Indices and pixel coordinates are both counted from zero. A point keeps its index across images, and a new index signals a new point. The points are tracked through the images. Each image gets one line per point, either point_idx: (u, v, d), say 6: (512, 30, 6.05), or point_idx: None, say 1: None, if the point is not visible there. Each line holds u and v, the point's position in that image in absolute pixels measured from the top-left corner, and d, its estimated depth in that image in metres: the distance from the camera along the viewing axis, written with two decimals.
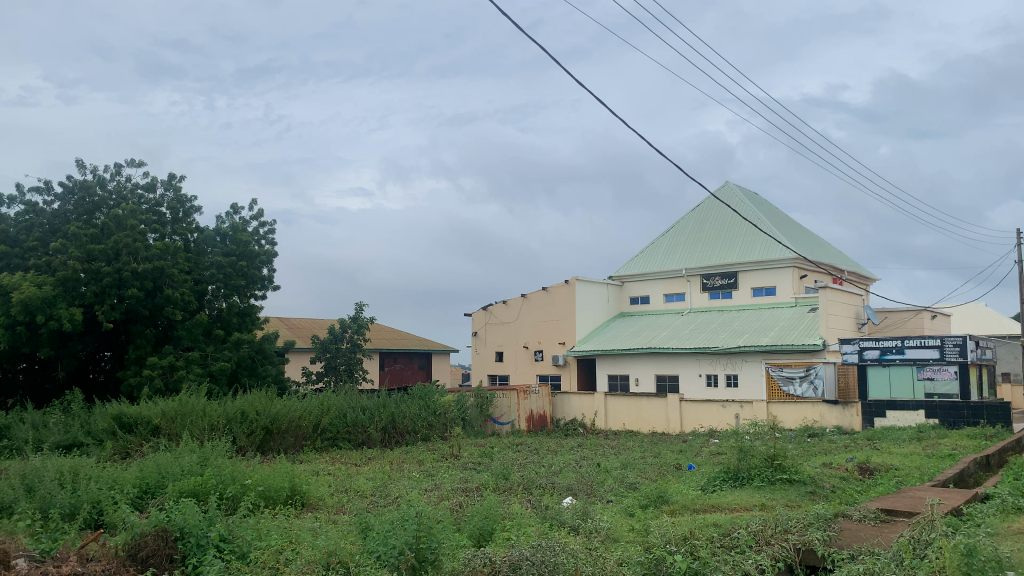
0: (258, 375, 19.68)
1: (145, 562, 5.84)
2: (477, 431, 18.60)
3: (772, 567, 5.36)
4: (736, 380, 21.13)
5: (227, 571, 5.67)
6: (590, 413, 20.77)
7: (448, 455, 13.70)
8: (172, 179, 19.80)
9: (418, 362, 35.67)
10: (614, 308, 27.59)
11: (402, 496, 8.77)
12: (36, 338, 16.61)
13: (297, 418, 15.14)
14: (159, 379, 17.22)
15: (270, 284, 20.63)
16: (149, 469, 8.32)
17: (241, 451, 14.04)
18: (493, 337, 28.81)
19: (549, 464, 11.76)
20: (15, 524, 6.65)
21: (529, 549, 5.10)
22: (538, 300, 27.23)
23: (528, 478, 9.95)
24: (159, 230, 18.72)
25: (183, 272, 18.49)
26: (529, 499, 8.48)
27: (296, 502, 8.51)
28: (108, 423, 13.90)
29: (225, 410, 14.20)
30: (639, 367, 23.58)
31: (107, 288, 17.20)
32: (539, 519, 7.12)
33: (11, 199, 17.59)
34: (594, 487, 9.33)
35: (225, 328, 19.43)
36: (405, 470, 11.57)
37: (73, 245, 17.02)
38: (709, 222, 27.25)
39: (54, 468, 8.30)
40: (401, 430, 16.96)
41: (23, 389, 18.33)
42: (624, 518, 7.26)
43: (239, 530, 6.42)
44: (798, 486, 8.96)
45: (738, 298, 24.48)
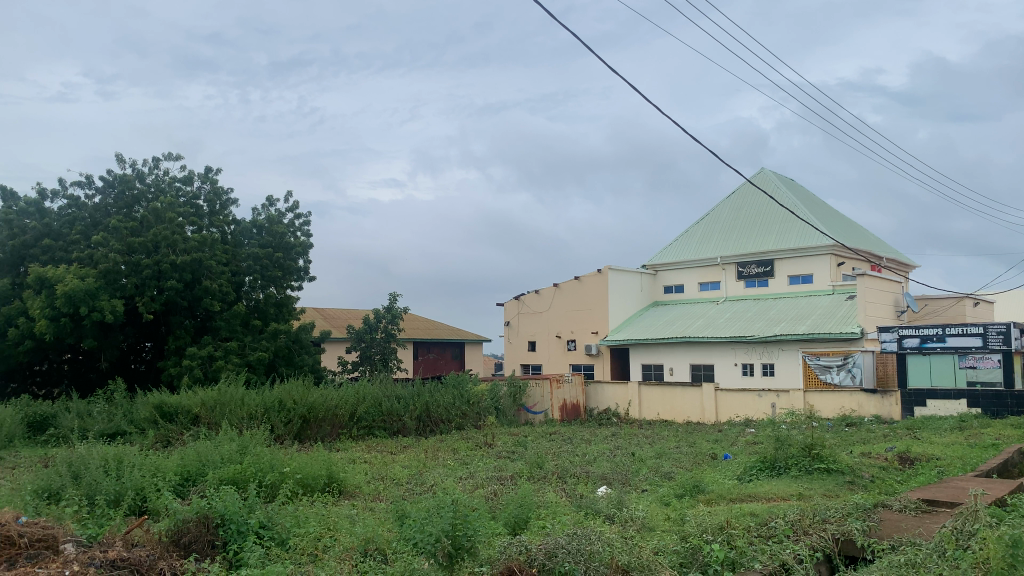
0: (295, 365, 19.92)
1: (188, 548, 5.94)
2: (511, 421, 18.64)
3: (811, 558, 5.31)
4: (773, 368, 20.90)
5: (267, 556, 5.78)
6: (623, 403, 20.72)
7: (483, 444, 13.74)
8: (209, 172, 20.10)
9: (451, 352, 35.87)
10: (648, 297, 27.43)
11: (437, 483, 8.84)
12: (79, 329, 17.02)
13: (333, 407, 15.32)
14: (199, 369, 17.52)
15: (306, 275, 20.87)
16: (190, 458, 8.49)
17: (279, 440, 14.23)
18: (526, 327, 28.86)
19: (583, 453, 11.76)
20: (62, 510, 6.82)
21: (564, 537, 5.13)
22: (570, 289, 27.17)
23: (562, 467, 9.96)
24: (196, 222, 19.02)
25: (221, 263, 18.78)
26: (564, 487, 8.51)
27: (334, 490, 8.63)
28: (150, 412, 14.25)
29: (264, 400, 14.45)
30: (673, 356, 23.44)
31: (147, 280, 17.56)
32: (574, 507, 7.14)
33: (54, 194, 18.02)
34: (629, 476, 9.31)
35: (262, 318, 19.69)
36: (440, 458, 11.66)
37: (114, 238, 17.39)
38: (744, 209, 26.91)
39: (99, 456, 8.48)
40: (436, 419, 17.06)
41: (68, 379, 18.80)
42: (660, 507, 7.23)
43: (279, 517, 6.52)
44: (836, 475, 8.89)
45: (775, 286, 24.17)
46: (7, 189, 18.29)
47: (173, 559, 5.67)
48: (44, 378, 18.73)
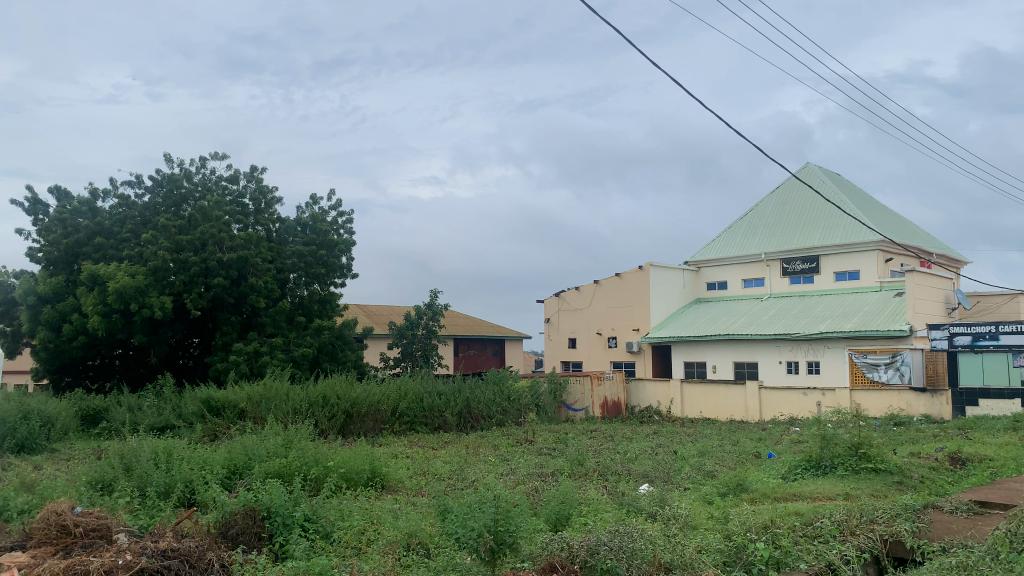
0: (338, 360, 20.12)
1: (235, 539, 6.06)
2: (552, 418, 18.62)
3: (858, 559, 5.22)
4: (818, 366, 20.58)
5: (312, 549, 5.89)
6: (665, 400, 20.58)
7: (523, 440, 13.75)
8: (255, 171, 20.42)
9: (491, 348, 35.96)
10: (690, 294, 27.18)
11: (479, 479, 8.87)
12: (130, 325, 17.44)
13: (375, 402, 15.48)
14: (245, 365, 17.85)
15: (349, 272, 21.03)
16: (236, 451, 8.66)
17: (323, 434, 14.45)
18: (566, 324, 28.82)
19: (625, 450, 11.70)
20: (115, 502, 7.01)
21: (606, 534, 5.12)
22: (611, 286, 27.05)
23: (604, 464, 9.91)
24: (242, 221, 19.34)
25: (266, 261, 19.11)
26: (606, 485, 8.46)
27: (377, 484, 8.72)
28: (197, 406, 14.58)
29: (308, 395, 14.70)
30: (716, 354, 23.20)
31: (195, 277, 17.97)
32: (616, 505, 7.10)
33: (105, 194, 18.49)
34: (671, 474, 9.25)
35: (307, 314, 19.95)
36: (482, 454, 11.69)
37: (162, 236, 17.79)
38: (789, 204, 26.49)
39: (149, 449, 8.69)
40: (477, 416, 17.12)
41: (120, 373, 19.31)
42: (703, 506, 7.16)
43: (324, 510, 6.62)
44: (884, 475, 8.74)
45: (821, 282, 23.75)
46: (62, 189, 18.82)
47: (222, 550, 5.78)
48: (96, 372, 19.26)
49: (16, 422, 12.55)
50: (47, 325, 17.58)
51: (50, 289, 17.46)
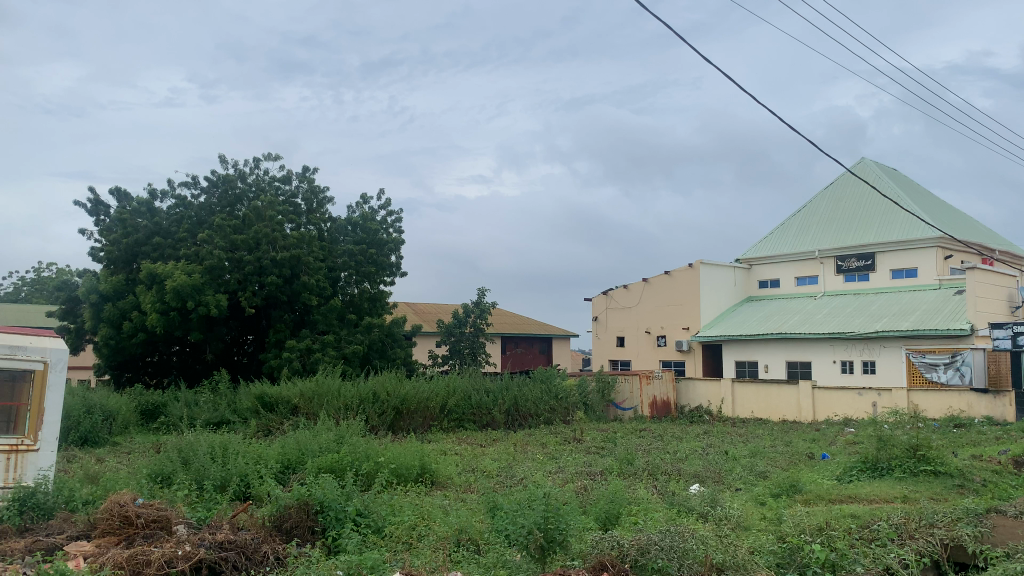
0: (388, 358, 20.31)
1: (289, 533, 6.20)
2: (600, 416, 18.52)
3: (917, 563, 5.12)
4: (874, 366, 20.10)
5: (364, 543, 5.97)
6: (716, 400, 20.33)
7: (572, 439, 13.70)
8: (307, 172, 20.75)
9: (539, 346, 35.97)
10: (742, 292, 26.79)
11: (527, 477, 8.87)
12: (186, 323, 17.88)
13: (425, 399, 15.62)
14: (298, 361, 18.17)
15: (399, 271, 21.21)
16: (290, 446, 8.82)
17: (373, 430, 14.64)
18: (614, 322, 28.69)
19: (675, 450, 11.57)
20: (174, 494, 7.21)
21: (658, 534, 5.07)
22: (660, 284, 26.85)
23: (653, 464, 9.84)
24: (294, 220, 19.69)
25: (318, 260, 19.43)
26: (656, 484, 8.39)
27: (427, 480, 8.80)
28: (252, 402, 14.94)
29: (359, 391, 14.91)
30: (768, 353, 22.83)
31: (249, 276, 18.37)
32: (666, 505, 7.06)
33: (163, 194, 19.00)
34: (723, 475, 9.13)
35: (357, 312, 20.20)
36: (529, 452, 11.66)
37: (218, 236, 18.23)
38: (844, 201, 25.91)
39: (206, 443, 8.89)
40: (524, 414, 17.13)
41: (177, 369, 19.80)
42: (755, 507, 7.05)
43: (375, 506, 6.70)
44: (944, 478, 8.52)
45: (876, 280, 23.20)
46: (122, 190, 19.37)
47: (277, 543, 5.91)
48: (155, 368, 19.78)
49: (80, 416, 13.00)
50: (108, 322, 18.13)
51: (111, 288, 18.01)
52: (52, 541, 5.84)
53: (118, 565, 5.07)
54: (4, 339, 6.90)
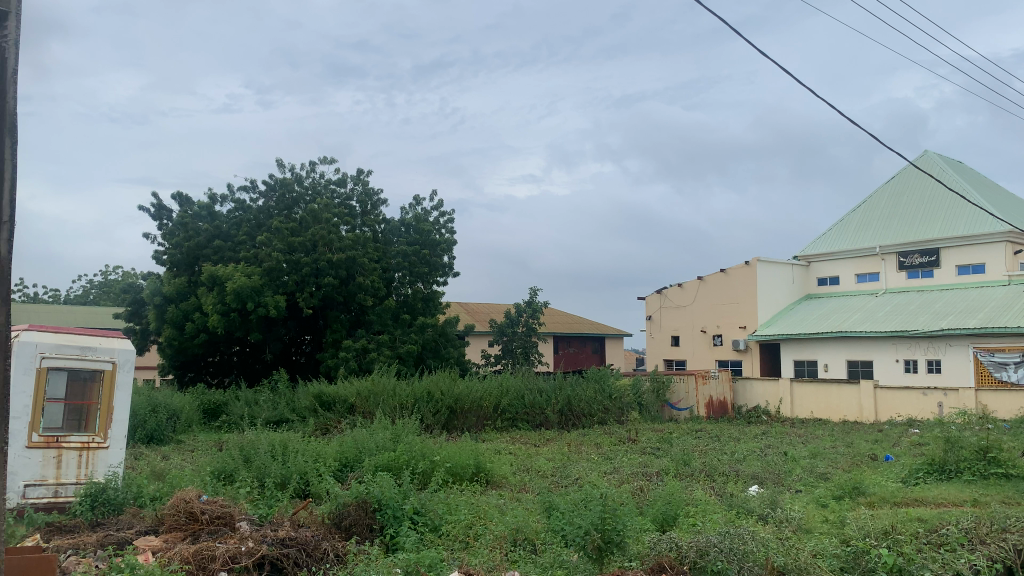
0: (442, 357, 20.44)
1: (348, 530, 6.29)
2: (655, 417, 18.33)
3: (989, 569, 4.96)
4: (939, 365, 19.48)
5: (421, 541, 6.03)
6: (774, 400, 19.96)
7: (626, 439, 13.64)
8: (361, 174, 21.04)
9: (592, 346, 35.85)
10: (800, 290, 26.26)
11: (583, 477, 8.83)
12: (247, 323, 18.31)
13: (479, 399, 15.71)
14: (354, 361, 18.43)
15: (451, 271, 21.33)
16: (348, 445, 8.95)
17: (428, 429, 14.78)
18: (668, 321, 28.45)
19: (733, 451, 11.44)
20: (237, 491, 7.39)
21: (717, 536, 4.97)
22: (716, 282, 26.50)
23: (711, 465, 9.71)
24: (349, 222, 19.98)
25: (373, 261, 19.66)
26: (713, 486, 8.28)
27: (481, 479, 8.84)
28: (310, 401, 15.26)
29: (413, 391, 15.06)
30: (828, 352, 22.33)
31: (306, 277, 18.70)
32: (725, 506, 6.95)
33: (223, 198, 19.48)
34: (782, 476, 8.97)
35: (411, 312, 20.35)
36: (584, 452, 11.60)
37: (276, 238, 18.62)
38: (906, 195, 25.19)
39: (267, 442, 9.07)
40: (578, 413, 17.06)
41: (238, 369, 20.27)
42: (818, 509, 6.92)
43: (431, 504, 6.75)
44: (1016, 481, 8.25)
45: (941, 276, 22.50)
46: (184, 195, 19.91)
47: (336, 540, 6.00)
48: (216, 368, 20.28)
49: (146, 414, 13.41)
50: (171, 323, 18.67)
51: (174, 290, 18.55)
52: (122, 536, 6.03)
53: (184, 559, 5.20)
54: (74, 341, 7.16)
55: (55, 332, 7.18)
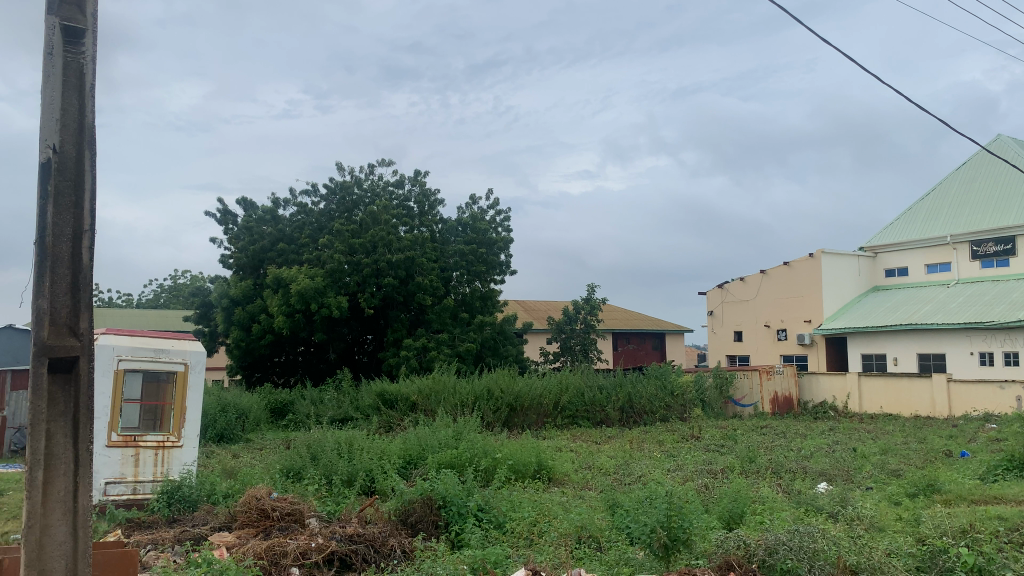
0: (500, 355, 20.50)
1: (414, 526, 6.39)
2: (719, 414, 18.09)
3: None
4: (1017, 358, 18.65)
5: (486, 538, 6.07)
6: (841, 396, 19.49)
7: (690, 436, 13.45)
8: (418, 176, 21.27)
9: (652, 342, 35.53)
10: (867, 282, 25.55)
11: (646, 475, 8.77)
12: (311, 324, 18.72)
13: (538, 396, 15.74)
14: (415, 360, 18.65)
15: (508, 269, 21.37)
16: (411, 442, 9.09)
17: (490, 426, 14.89)
18: (731, 316, 28.08)
19: (799, 447, 11.21)
20: (306, 488, 7.58)
21: (785, 533, 4.88)
22: (779, 275, 26.01)
23: (776, 461, 9.54)
24: (408, 223, 20.21)
25: (431, 260, 19.86)
26: (780, 483, 8.14)
27: (543, 476, 8.84)
28: (373, 399, 15.61)
29: (473, 388, 15.19)
30: (897, 345, 21.68)
31: (367, 277, 18.99)
32: (793, 504, 6.83)
33: (286, 202, 19.93)
34: (852, 473, 8.74)
35: (469, 311, 20.47)
36: (646, 449, 11.51)
37: (337, 240, 18.98)
38: (979, 181, 24.27)
39: (333, 440, 9.26)
40: (639, 411, 16.91)
41: (303, 369, 20.75)
42: (890, 507, 6.72)
43: (495, 501, 6.80)
44: None
45: (1017, 265, 21.59)
46: (248, 200, 20.41)
47: (403, 536, 6.09)
48: (282, 368, 20.76)
49: (216, 414, 13.81)
50: (239, 324, 19.19)
51: (241, 293, 19.08)
52: (198, 532, 6.23)
53: (257, 555, 5.34)
54: (148, 344, 7.41)
55: (130, 335, 7.44)
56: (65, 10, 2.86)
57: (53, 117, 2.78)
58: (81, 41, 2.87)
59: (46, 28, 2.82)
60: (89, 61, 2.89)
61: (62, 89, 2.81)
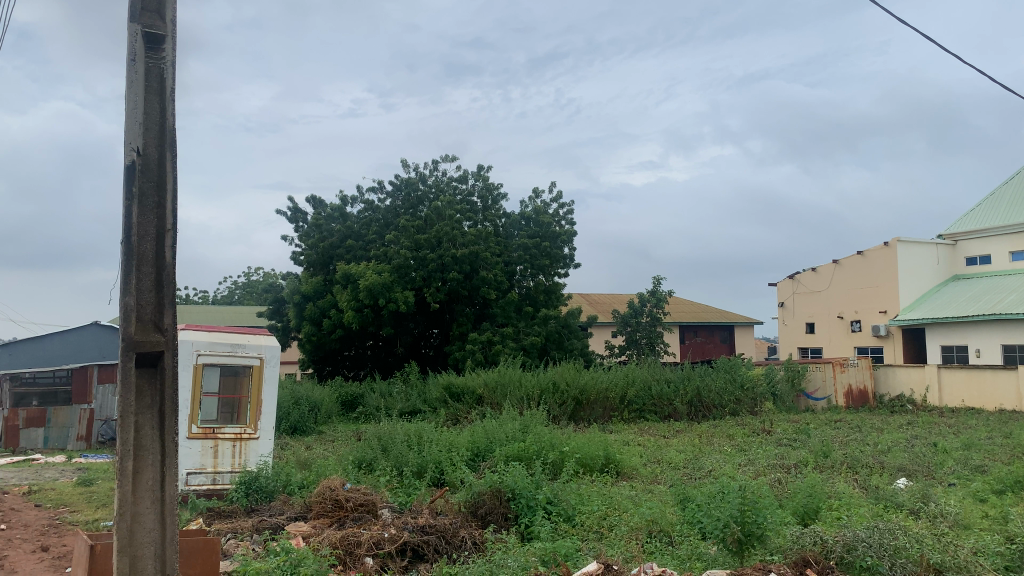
0: (566, 348, 20.45)
1: (484, 518, 6.45)
2: (790, 408, 17.67)
3: None
4: None
5: (556, 531, 6.08)
6: (920, 388, 18.82)
7: (761, 430, 13.18)
8: (481, 171, 21.35)
9: (720, 335, 34.99)
10: (947, 270, 24.58)
11: (716, 469, 8.63)
12: (379, 319, 19.09)
13: (605, 389, 15.69)
14: (480, 353, 18.83)
15: (571, 262, 21.29)
16: (479, 435, 9.17)
17: (556, 420, 14.93)
18: (802, 307, 27.44)
19: (875, 442, 10.89)
20: (378, 480, 7.73)
21: (865, 530, 4.74)
22: (853, 265, 25.28)
23: (852, 456, 9.31)
24: (472, 218, 20.36)
25: (495, 255, 19.94)
26: (856, 478, 7.93)
27: (612, 470, 8.81)
28: (440, 392, 15.84)
29: (539, 382, 15.29)
30: (980, 336, 20.76)
31: (433, 272, 19.19)
32: (871, 500, 6.64)
33: (354, 199, 20.27)
34: (932, 469, 8.43)
35: (533, 304, 20.51)
36: (716, 444, 11.33)
37: (403, 236, 19.24)
38: None
39: (403, 432, 9.42)
40: (708, 404, 16.62)
41: (372, 363, 21.12)
42: (975, 504, 6.47)
43: (564, 494, 6.78)
44: None
45: None
46: (317, 198, 20.86)
47: (474, 528, 6.15)
48: (352, 362, 21.19)
49: (289, 407, 14.23)
50: (310, 320, 19.67)
51: (311, 289, 19.54)
52: (275, 521, 6.41)
53: (333, 545, 5.48)
54: (225, 339, 7.67)
55: (209, 331, 7.72)
56: (145, 17, 2.97)
57: (136, 121, 2.89)
58: (161, 47, 2.98)
59: (128, 35, 2.93)
60: (169, 65, 2.99)
61: (145, 94, 2.92)
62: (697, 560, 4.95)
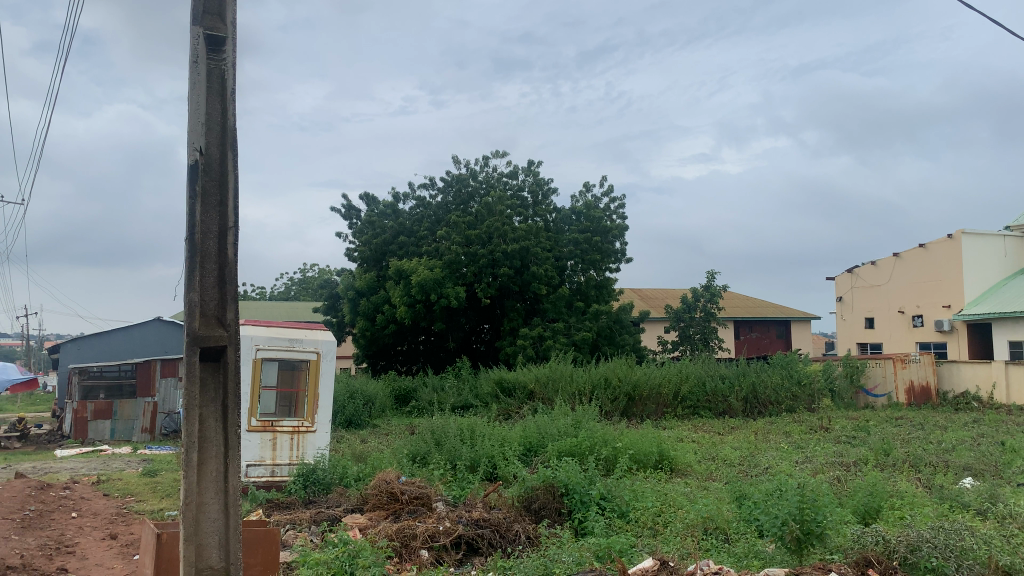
0: (617, 344, 20.34)
1: (537, 513, 6.47)
2: (849, 404, 17.26)
3: None
4: None
5: (609, 527, 6.05)
6: (986, 386, 18.17)
7: (818, 428, 12.92)
8: (531, 166, 21.36)
9: (776, 330, 34.40)
10: (1015, 263, 23.70)
11: (773, 467, 8.48)
12: (431, 314, 19.25)
13: (657, 385, 15.58)
14: (531, 348, 18.85)
15: (623, 257, 21.11)
16: (531, 430, 9.19)
17: (607, 416, 14.87)
18: (862, 302, 26.79)
19: (939, 440, 10.57)
20: (432, 473, 7.81)
21: (929, 530, 4.61)
22: (915, 258, 24.58)
23: (914, 454, 9.05)
24: (522, 213, 20.38)
25: (545, 250, 19.92)
26: (920, 477, 7.69)
27: (665, 467, 8.73)
28: (492, 387, 15.94)
29: (591, 377, 15.26)
30: None
31: (483, 268, 19.32)
32: (935, 499, 6.46)
33: (405, 197, 20.47)
34: (1000, 468, 8.15)
35: (584, 299, 20.43)
36: (771, 441, 11.15)
37: (455, 231, 19.37)
38: None
39: (455, 426, 9.49)
40: (764, 401, 16.33)
41: (424, 358, 21.31)
42: None
43: (618, 490, 6.75)
44: None
45: None
46: (370, 195, 21.12)
47: (527, 522, 6.18)
48: (405, 357, 21.40)
49: (344, 401, 14.48)
50: (364, 315, 19.92)
51: (365, 284, 19.80)
52: (332, 513, 6.53)
53: (389, 537, 5.57)
54: (283, 334, 7.82)
55: (267, 326, 7.88)
56: (207, 20, 3.04)
57: (199, 121, 2.97)
58: (221, 48, 3.05)
59: (191, 37, 3.00)
60: (230, 66, 3.07)
61: (207, 95, 3.00)
62: (754, 557, 4.87)
